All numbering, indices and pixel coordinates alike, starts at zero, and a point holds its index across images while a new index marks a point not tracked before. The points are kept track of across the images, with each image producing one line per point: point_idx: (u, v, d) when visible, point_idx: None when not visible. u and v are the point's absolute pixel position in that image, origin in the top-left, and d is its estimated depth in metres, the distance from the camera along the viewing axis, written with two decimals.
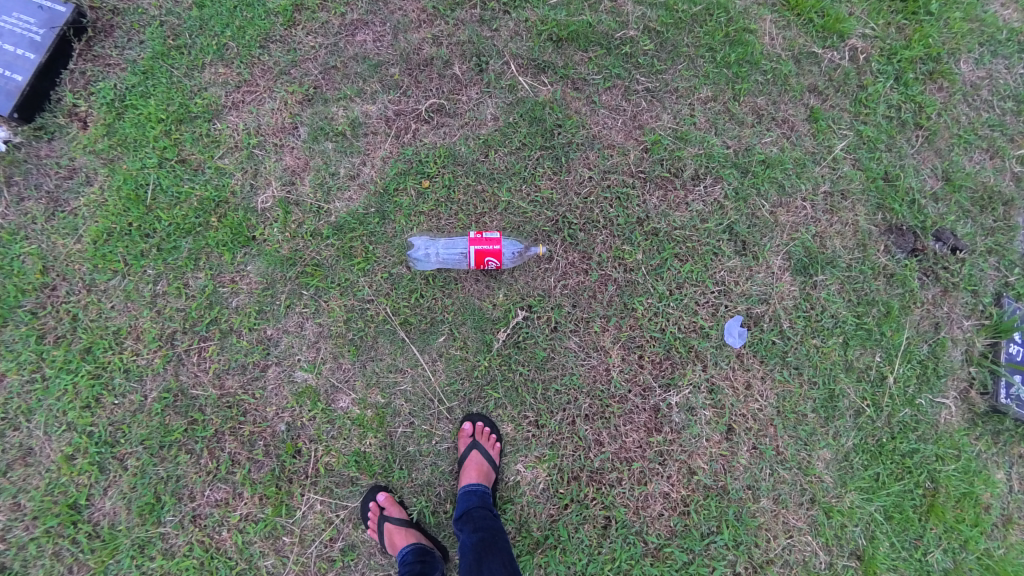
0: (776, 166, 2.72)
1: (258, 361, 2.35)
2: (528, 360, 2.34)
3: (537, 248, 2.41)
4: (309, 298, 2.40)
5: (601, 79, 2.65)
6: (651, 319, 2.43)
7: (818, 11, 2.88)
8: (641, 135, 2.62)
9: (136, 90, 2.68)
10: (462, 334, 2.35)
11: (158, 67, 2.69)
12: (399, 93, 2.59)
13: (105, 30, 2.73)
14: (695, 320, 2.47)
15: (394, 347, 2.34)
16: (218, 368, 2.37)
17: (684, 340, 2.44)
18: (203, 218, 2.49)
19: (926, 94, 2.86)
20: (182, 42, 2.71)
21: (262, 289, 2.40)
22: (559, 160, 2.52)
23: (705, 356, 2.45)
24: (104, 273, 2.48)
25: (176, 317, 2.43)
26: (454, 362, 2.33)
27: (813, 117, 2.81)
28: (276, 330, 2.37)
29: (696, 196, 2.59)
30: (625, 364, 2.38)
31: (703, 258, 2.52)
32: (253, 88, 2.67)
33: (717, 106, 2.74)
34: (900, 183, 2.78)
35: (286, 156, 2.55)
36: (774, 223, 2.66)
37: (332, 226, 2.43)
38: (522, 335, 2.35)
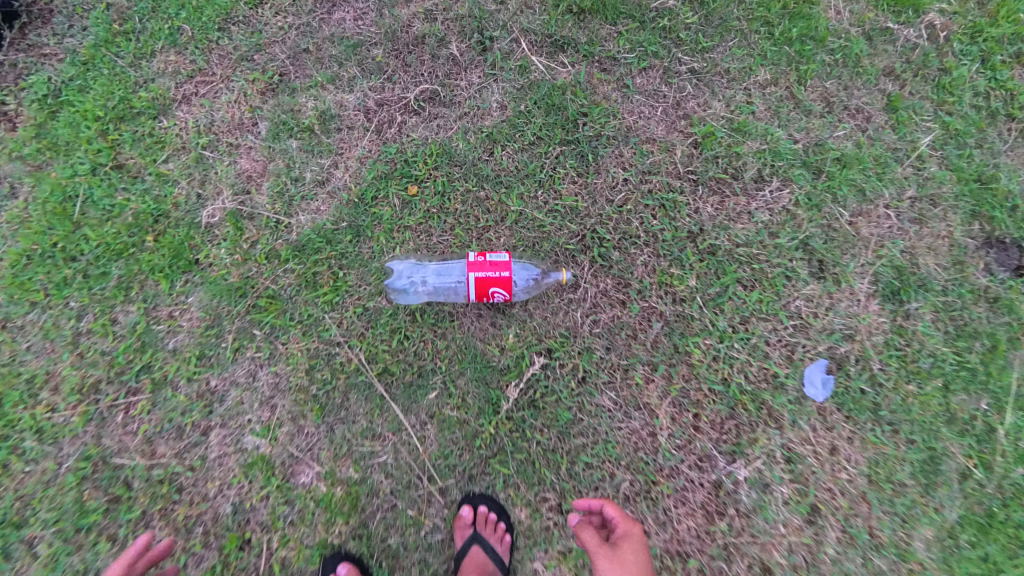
0: (853, 166, 2.24)
1: (200, 422, 1.83)
2: (546, 421, 1.79)
3: (558, 273, 1.85)
4: (265, 339, 1.87)
5: (634, 58, 2.13)
6: (710, 366, 1.80)
7: None
8: (688, 126, 2.04)
9: (74, 83, 2.22)
10: (460, 388, 1.80)
11: (100, 56, 2.25)
12: (382, 79, 2.08)
13: (42, 16, 2.30)
14: (767, 366, 1.83)
15: (370, 406, 1.80)
16: (149, 431, 1.84)
17: (754, 394, 1.80)
18: (138, 235, 1.98)
19: (1017, 80, 2.28)
20: (130, 27, 2.28)
21: (206, 326, 1.88)
22: (585, 159, 1.93)
23: (782, 416, 1.81)
24: (20, 306, 1.97)
25: (100, 364, 1.91)
26: (449, 426, 1.78)
27: (891, 106, 2.30)
28: (222, 380, 1.85)
29: (760, 203, 1.98)
30: (677, 426, 1.79)
31: (775, 284, 1.89)
32: (208, 79, 2.22)
33: (779, 92, 2.26)
34: (998, 186, 2.19)
35: (241, 158, 2.03)
36: (853, 237, 2.14)
37: (292, 247, 1.90)
38: (540, 391, 1.80)
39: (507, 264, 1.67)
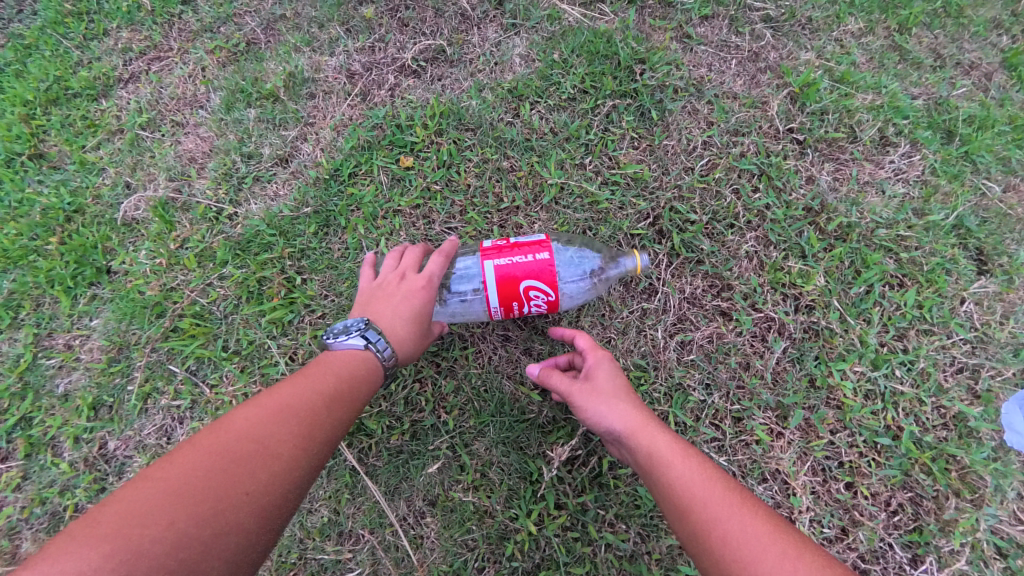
0: (987, 130, 1.67)
1: (86, 505, 1.31)
2: (617, 510, 1.19)
3: (627, 257, 1.23)
4: (186, 379, 1.36)
5: (695, 1, 1.58)
6: (873, 412, 1.21)
7: None
8: (778, 78, 1.51)
9: (11, 67, 1.83)
10: (479, 458, 1.23)
11: (43, 37, 1.85)
12: (371, 38, 1.59)
13: None
14: (948, 404, 1.21)
15: (335, 487, 1.21)
16: (13, 516, 1.30)
17: (938, 449, 1.19)
18: (42, 238, 1.52)
19: None
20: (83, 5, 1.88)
21: (106, 364, 1.37)
22: (647, 117, 1.43)
23: (981, 482, 1.16)
24: None
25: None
26: (461, 522, 1.19)
27: (1011, 61, 1.80)
28: (123, 442, 1.34)
29: (890, 172, 1.42)
30: (825, 507, 1.18)
31: (939, 278, 1.31)
32: (164, 55, 1.81)
33: (879, 41, 1.75)
34: None
35: (188, 138, 1.57)
36: (1011, 218, 1.57)
37: (234, 245, 1.42)
38: (609, 462, 1.20)
39: (544, 245, 1.10)
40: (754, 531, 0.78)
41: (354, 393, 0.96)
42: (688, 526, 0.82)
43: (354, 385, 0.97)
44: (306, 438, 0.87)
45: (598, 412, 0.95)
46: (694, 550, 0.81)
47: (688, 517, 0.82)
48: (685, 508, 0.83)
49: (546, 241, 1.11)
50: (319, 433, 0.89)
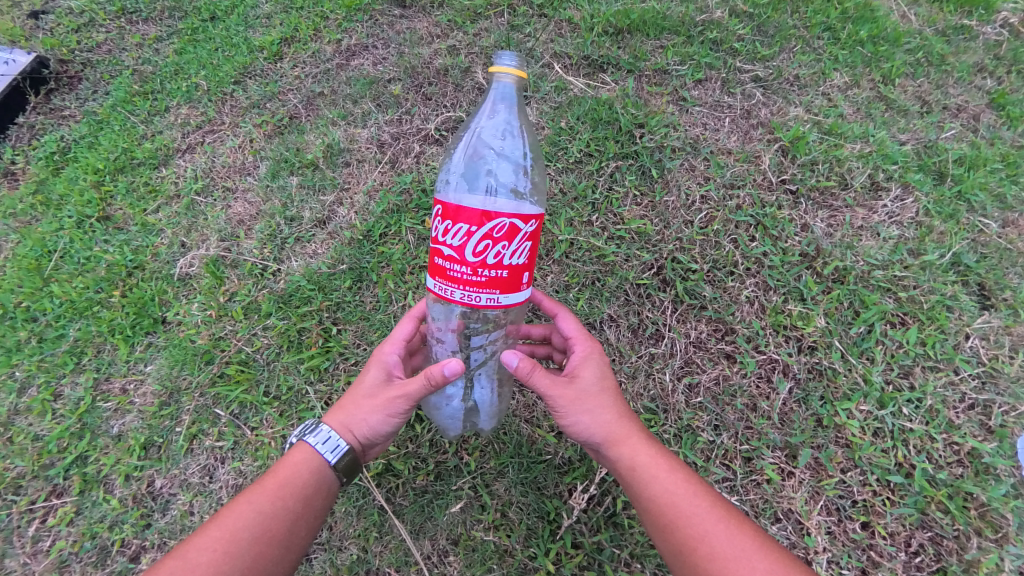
0: (981, 168, 1.75)
1: (131, 541, 1.39)
2: (633, 550, 1.22)
3: (495, 84, 1.15)
4: (228, 421, 1.48)
5: (688, 69, 1.77)
6: (882, 450, 1.24)
7: None
8: (769, 133, 1.64)
9: (84, 141, 2.18)
10: (499, 498, 1.29)
11: (115, 114, 2.22)
12: (399, 112, 1.81)
13: (70, 83, 2.46)
14: (961, 441, 1.23)
15: (364, 526, 1.27)
16: (65, 550, 1.39)
17: (955, 488, 1.19)
18: (105, 291, 1.71)
19: None
20: (150, 88, 2.25)
21: (158, 407, 1.50)
22: (648, 175, 1.56)
23: (1004, 521, 1.16)
24: None
25: (26, 453, 1.50)
26: (482, 560, 1.24)
27: (997, 102, 1.91)
28: (169, 481, 1.44)
29: (884, 216, 1.51)
30: (842, 547, 1.18)
31: (941, 316, 1.35)
32: (216, 127, 2.08)
33: (864, 93, 1.89)
34: None
35: (237, 203, 1.78)
36: (1013, 251, 1.61)
37: (277, 298, 1.57)
38: (622, 502, 1.25)
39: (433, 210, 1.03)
40: (734, 546, 0.90)
41: (299, 489, 1.03)
42: (670, 537, 0.94)
43: (299, 481, 1.03)
44: (229, 542, 0.94)
45: (584, 420, 1.01)
46: (673, 558, 0.95)
47: (672, 530, 0.94)
48: (666, 520, 0.95)
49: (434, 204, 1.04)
50: (257, 542, 0.95)
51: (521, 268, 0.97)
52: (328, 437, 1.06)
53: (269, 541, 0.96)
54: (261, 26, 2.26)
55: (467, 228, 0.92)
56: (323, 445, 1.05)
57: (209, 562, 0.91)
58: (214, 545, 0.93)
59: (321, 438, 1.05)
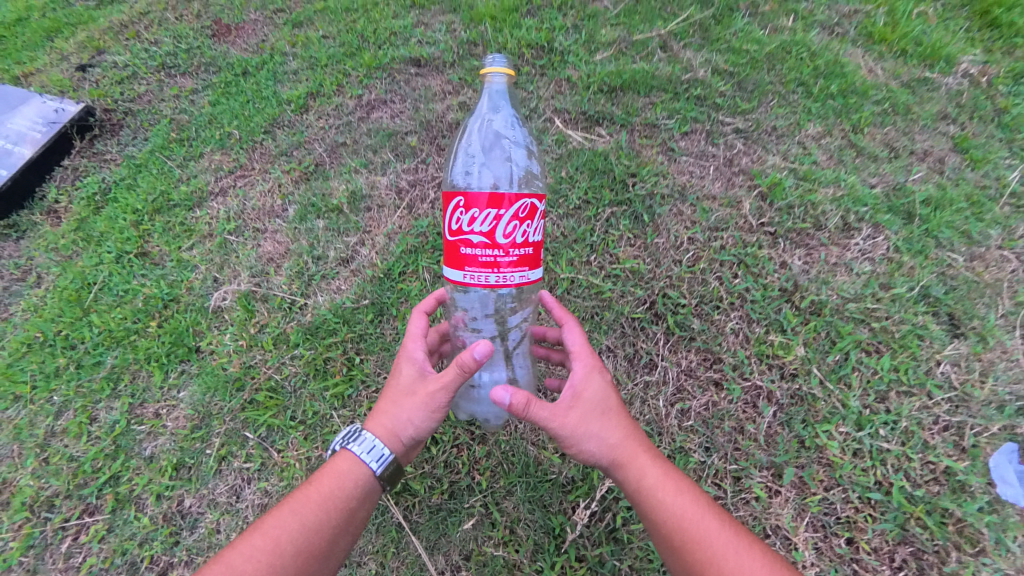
0: (948, 207, 1.92)
1: (161, 557, 1.47)
2: (633, 566, 1.30)
3: (490, 86, 1.46)
4: (255, 444, 1.59)
5: (675, 122, 1.98)
6: (859, 469, 1.33)
7: (909, 40, 2.39)
8: (750, 179, 1.82)
9: (124, 182, 2.59)
10: (508, 515, 1.38)
11: (153, 159, 2.63)
12: (416, 161, 2.02)
13: (112, 129, 2.94)
14: (936, 462, 1.33)
15: (383, 542, 1.36)
16: (96, 566, 1.47)
17: (932, 505, 1.28)
18: (142, 321, 1.86)
19: None
20: (187, 136, 2.59)
21: (191, 429, 1.61)
22: (641, 220, 1.73)
23: (982, 537, 1.24)
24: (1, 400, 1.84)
25: (62, 473, 1.61)
26: (494, 573, 1.32)
27: (961, 145, 2.10)
28: (199, 500, 1.54)
29: (856, 253, 1.66)
30: (829, 562, 1.26)
31: (910, 345, 1.47)
32: (247, 172, 2.39)
33: (836, 142, 2.09)
34: None
35: (267, 242, 1.96)
36: (979, 283, 1.76)
37: (304, 330, 1.70)
38: (622, 518, 1.34)
39: (447, 203, 1.15)
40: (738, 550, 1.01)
41: (337, 504, 1.12)
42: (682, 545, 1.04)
43: (339, 496, 1.13)
44: (273, 552, 1.03)
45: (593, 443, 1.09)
46: (682, 566, 1.05)
47: (682, 544, 1.04)
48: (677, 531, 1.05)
49: (446, 199, 1.16)
50: (300, 553, 1.05)
51: (539, 245, 1.17)
52: (372, 445, 1.15)
53: (319, 542, 1.08)
54: (288, 80, 2.63)
55: (495, 212, 1.09)
56: (367, 455, 1.15)
57: (255, 569, 1.01)
58: (260, 555, 1.03)
59: (364, 448, 1.15)
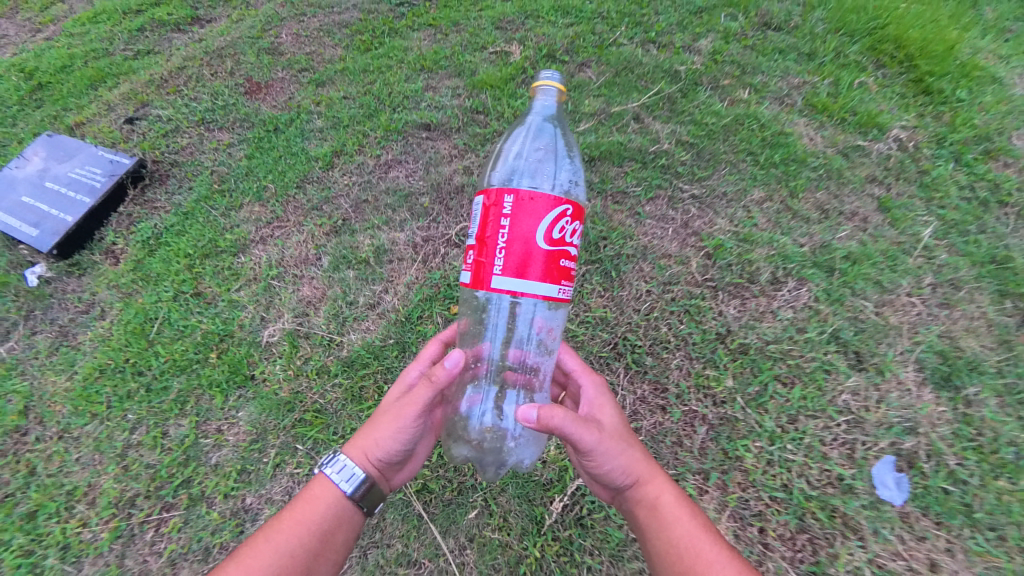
0: (863, 262, 2.39)
1: (230, 543, 1.84)
2: (596, 547, 1.68)
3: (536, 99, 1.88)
4: (305, 454, 1.99)
5: (642, 190, 2.50)
6: (768, 474, 1.74)
7: (844, 113, 3.25)
8: (699, 241, 2.28)
9: (174, 228, 3.02)
10: (501, 508, 1.76)
11: (199, 208, 3.10)
12: (428, 220, 2.48)
13: (160, 179, 3.38)
14: (830, 469, 1.74)
15: (405, 529, 1.74)
16: (176, 551, 1.85)
17: (824, 501, 1.70)
18: (203, 352, 2.26)
19: (992, 173, 3.16)
20: (226, 187, 3.22)
21: (250, 442, 2.00)
22: (609, 275, 2.16)
23: (861, 525, 1.67)
24: (81, 417, 2.27)
25: (141, 477, 2.00)
26: (491, 551, 1.70)
27: (884, 206, 2.73)
28: (258, 498, 1.91)
29: (781, 302, 2.09)
30: (744, 544, 1.66)
31: (815, 379, 1.90)
32: (283, 224, 2.87)
33: (775, 206, 2.55)
34: (1014, 266, 2.66)
35: (304, 286, 2.39)
36: (884, 326, 2.21)
37: (342, 361, 2.12)
38: (588, 509, 1.73)
39: (557, 209, 1.39)
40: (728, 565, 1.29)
41: (310, 524, 1.42)
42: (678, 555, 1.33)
43: (311, 518, 1.42)
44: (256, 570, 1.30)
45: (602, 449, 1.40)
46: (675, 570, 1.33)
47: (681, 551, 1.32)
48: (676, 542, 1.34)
49: (556, 203, 1.39)
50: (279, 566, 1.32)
51: None
52: (342, 470, 1.47)
53: (291, 568, 1.34)
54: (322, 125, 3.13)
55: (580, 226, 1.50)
56: (338, 478, 1.47)
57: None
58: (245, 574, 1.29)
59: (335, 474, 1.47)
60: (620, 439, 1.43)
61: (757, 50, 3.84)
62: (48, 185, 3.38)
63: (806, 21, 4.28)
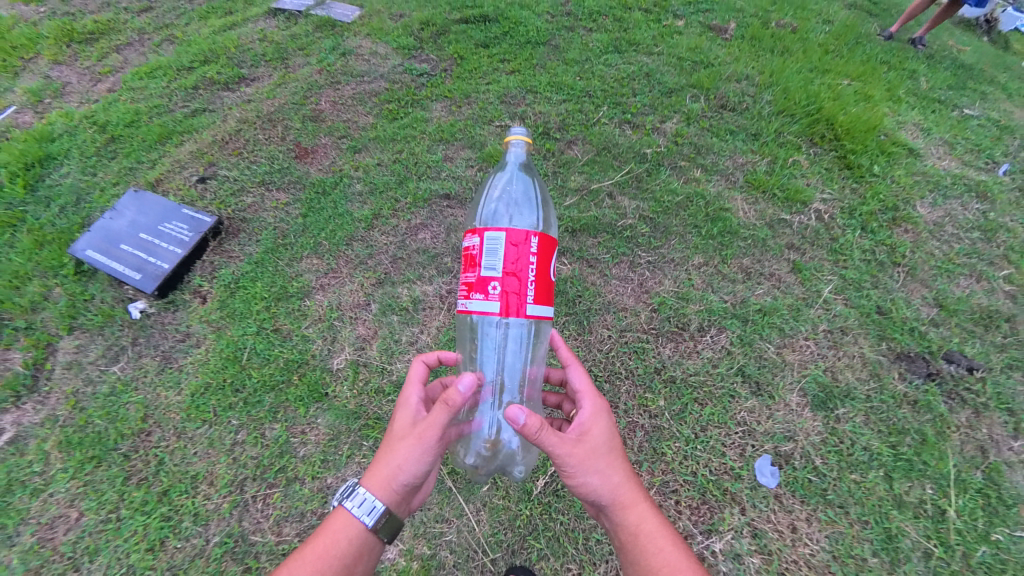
0: (772, 313, 3.28)
1: (320, 508, 2.77)
2: (567, 508, 2.57)
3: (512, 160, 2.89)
4: (368, 448, 2.96)
5: (610, 257, 3.49)
6: (682, 463, 2.70)
7: (777, 189, 4.16)
8: (649, 298, 3.29)
9: (249, 274, 3.88)
10: (505, 483, 2.63)
11: (268, 258, 3.96)
12: (450, 275, 3.61)
13: (233, 232, 4.26)
14: (725, 461, 2.71)
15: (440, 497, 2.59)
16: (278, 515, 2.75)
17: (718, 482, 2.65)
18: (286, 375, 3.18)
19: (890, 239, 4.05)
20: (287, 241, 4.07)
21: (328, 439, 2.95)
22: (582, 323, 3.17)
23: (742, 498, 2.61)
24: (194, 422, 3.12)
25: (248, 465, 2.90)
26: (497, 511, 2.57)
27: (797, 268, 3.61)
28: (336, 478, 2.85)
29: (705, 344, 3.11)
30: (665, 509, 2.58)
31: (722, 401, 2.90)
32: (337, 274, 3.72)
33: (709, 270, 3.46)
34: (895, 315, 3.52)
35: (359, 326, 3.38)
36: (782, 363, 3.08)
37: (393, 384, 3.13)
38: (561, 483, 2.62)
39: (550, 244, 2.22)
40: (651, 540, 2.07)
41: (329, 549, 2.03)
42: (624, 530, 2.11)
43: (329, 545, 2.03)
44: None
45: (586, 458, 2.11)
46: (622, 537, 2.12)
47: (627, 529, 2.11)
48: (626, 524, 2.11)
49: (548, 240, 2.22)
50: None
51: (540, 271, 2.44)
52: (358, 503, 2.08)
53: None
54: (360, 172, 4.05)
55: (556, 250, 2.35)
56: (352, 513, 2.07)
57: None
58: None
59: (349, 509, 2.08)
60: (597, 458, 2.13)
61: (713, 131, 4.76)
62: (138, 233, 4.21)
63: (757, 102, 5.22)
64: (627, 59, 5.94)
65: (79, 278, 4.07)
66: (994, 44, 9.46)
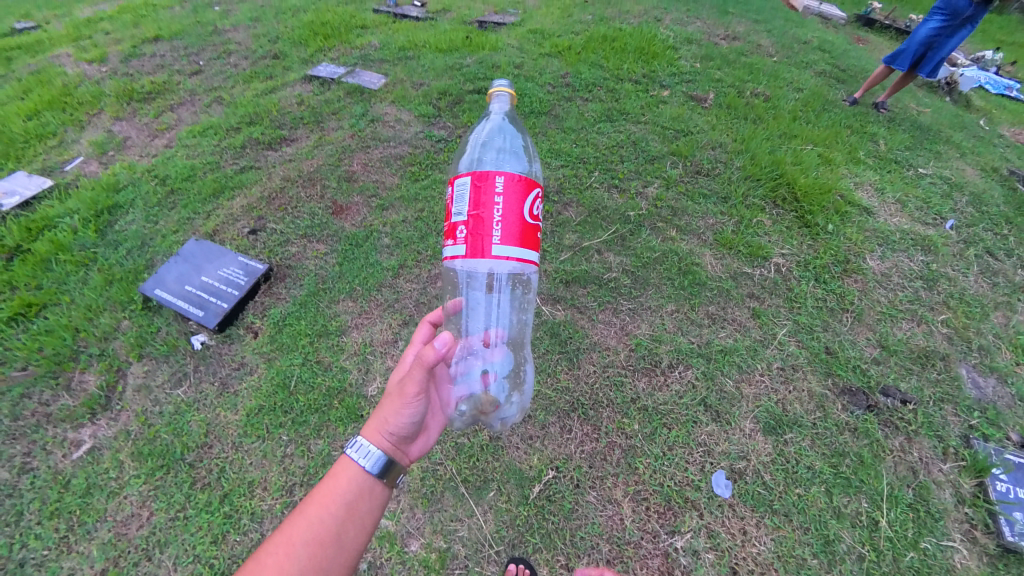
0: (732, 353, 3.96)
1: None
2: (557, 510, 3.16)
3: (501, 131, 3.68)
4: None
5: (597, 304, 4.22)
6: (651, 475, 3.31)
7: (740, 246, 4.90)
8: (628, 339, 3.99)
9: (295, 313, 4.62)
10: (507, 489, 3.24)
11: (311, 300, 4.72)
12: None
13: (281, 277, 5.06)
14: (687, 475, 3.32)
15: (455, 500, 3.19)
16: None
17: (681, 491, 3.25)
18: (328, 400, 3.95)
19: (840, 289, 4.72)
20: (326, 286, 4.83)
21: None
22: (572, 360, 3.85)
23: (700, 505, 3.20)
24: (250, 438, 3.81)
25: (298, 471, 3.60)
26: (501, 512, 3.16)
27: (756, 314, 4.29)
28: None
29: (673, 378, 3.77)
30: (637, 513, 3.16)
31: (686, 426, 3.53)
32: (369, 314, 4.53)
33: (679, 315, 4.17)
34: (841, 354, 4.15)
35: (389, 358, 4.20)
36: (739, 395, 3.73)
37: None
38: (552, 490, 3.24)
39: (527, 188, 2.53)
40: None
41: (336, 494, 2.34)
42: None
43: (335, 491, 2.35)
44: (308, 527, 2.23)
45: None
46: None
47: None
48: None
49: (523, 184, 2.53)
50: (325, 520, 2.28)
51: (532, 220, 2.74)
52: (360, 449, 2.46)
53: (330, 517, 2.29)
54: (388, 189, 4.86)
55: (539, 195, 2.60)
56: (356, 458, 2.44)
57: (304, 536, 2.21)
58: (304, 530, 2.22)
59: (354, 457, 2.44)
60: None
61: (688, 194, 5.59)
62: (199, 276, 4.95)
63: (728, 168, 6.07)
64: (617, 128, 6.87)
65: (146, 312, 4.80)
66: (956, 104, 10.38)
